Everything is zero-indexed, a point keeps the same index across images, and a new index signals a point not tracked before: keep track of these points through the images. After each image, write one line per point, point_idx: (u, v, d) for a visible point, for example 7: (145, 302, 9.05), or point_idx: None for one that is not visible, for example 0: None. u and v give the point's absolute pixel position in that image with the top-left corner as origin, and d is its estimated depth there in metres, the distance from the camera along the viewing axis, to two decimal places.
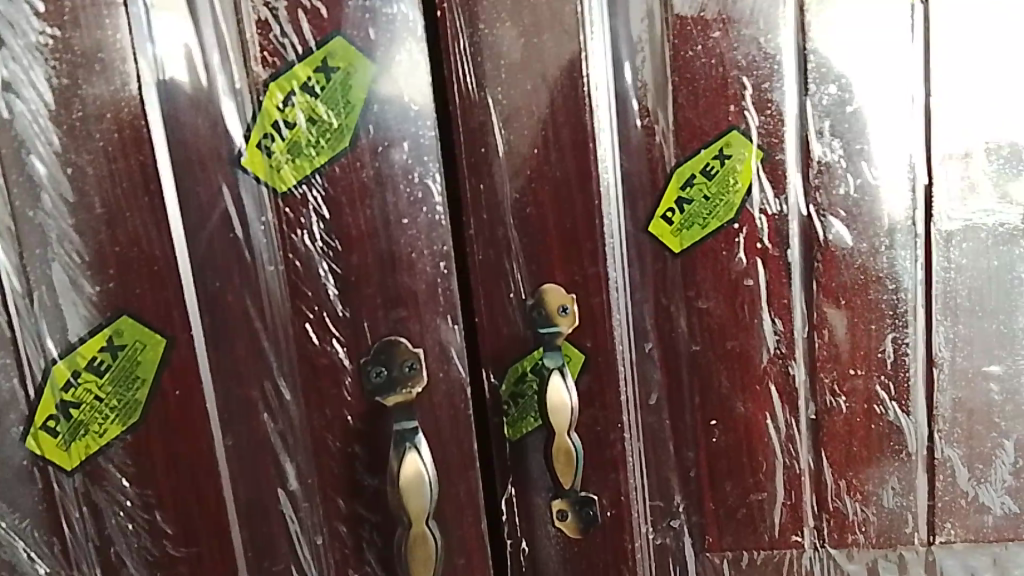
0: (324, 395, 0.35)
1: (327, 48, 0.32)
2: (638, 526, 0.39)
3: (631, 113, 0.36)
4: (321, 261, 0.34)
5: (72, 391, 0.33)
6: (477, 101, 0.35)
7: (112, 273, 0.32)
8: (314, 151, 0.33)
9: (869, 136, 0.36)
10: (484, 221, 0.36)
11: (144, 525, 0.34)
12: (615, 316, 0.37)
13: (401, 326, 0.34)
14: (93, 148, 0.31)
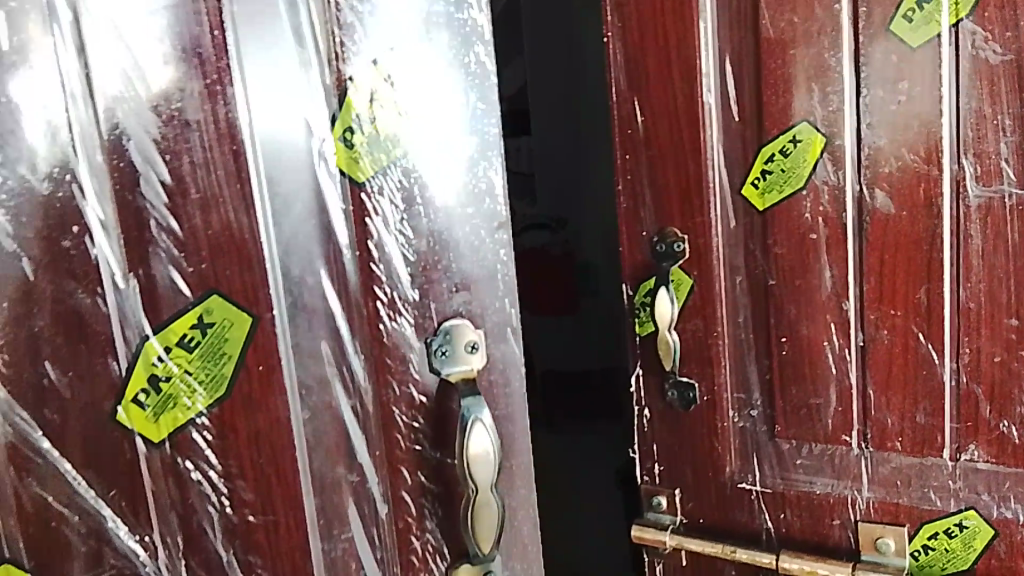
0: (392, 371, 0.46)
1: (406, 53, 0.44)
2: (729, 408, 0.71)
3: (730, 111, 0.68)
4: (394, 244, 0.45)
5: (162, 366, 0.41)
6: (631, 110, 0.70)
7: (205, 254, 0.41)
8: (390, 145, 0.45)
9: (908, 125, 0.62)
10: (628, 180, 0.72)
11: (226, 494, 0.44)
12: (718, 244, 0.69)
13: (462, 309, 0.47)
14: (192, 137, 0.40)
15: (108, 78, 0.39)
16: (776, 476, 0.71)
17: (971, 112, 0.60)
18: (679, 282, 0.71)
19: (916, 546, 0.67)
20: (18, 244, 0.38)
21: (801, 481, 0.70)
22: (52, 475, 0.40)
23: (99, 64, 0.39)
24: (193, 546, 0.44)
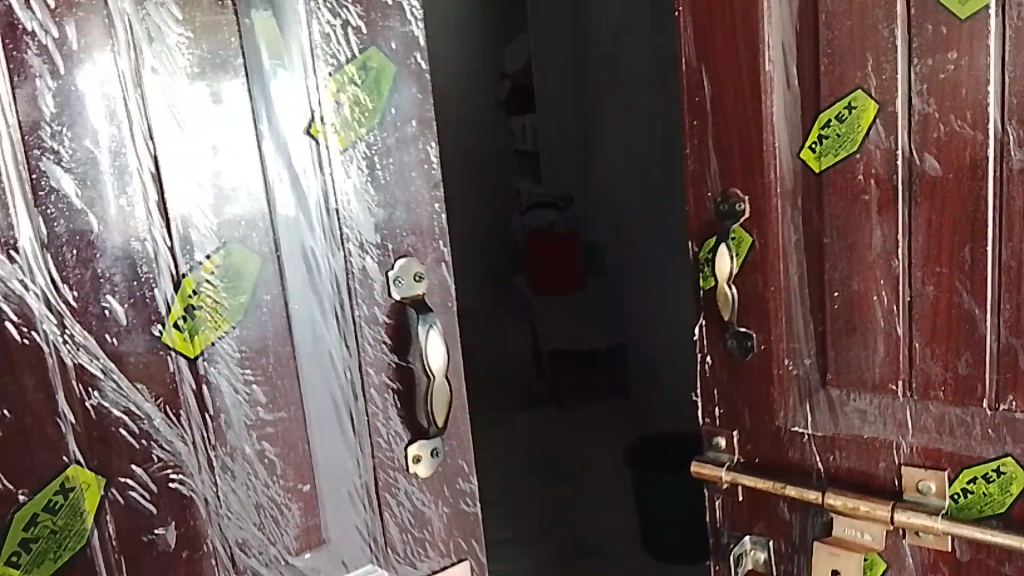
0: (368, 297, 0.75)
1: (368, 55, 0.73)
2: (785, 359, 0.76)
3: (794, 79, 0.72)
4: (362, 191, 0.74)
5: (196, 295, 0.66)
6: (698, 76, 0.75)
7: (227, 210, 0.66)
8: (361, 123, 0.73)
9: (956, 92, 0.65)
10: (694, 143, 0.77)
11: (246, 396, 0.69)
12: (779, 205, 0.73)
13: (409, 253, 0.77)
14: (217, 117, 0.65)
15: (150, 70, 0.62)
16: (828, 422, 0.75)
17: (1014, 79, 0.63)
18: (740, 240, 0.75)
19: (955, 490, 0.72)
20: (84, 202, 0.60)
21: (848, 426, 0.74)
22: (107, 388, 0.62)
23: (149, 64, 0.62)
24: (219, 441, 0.68)
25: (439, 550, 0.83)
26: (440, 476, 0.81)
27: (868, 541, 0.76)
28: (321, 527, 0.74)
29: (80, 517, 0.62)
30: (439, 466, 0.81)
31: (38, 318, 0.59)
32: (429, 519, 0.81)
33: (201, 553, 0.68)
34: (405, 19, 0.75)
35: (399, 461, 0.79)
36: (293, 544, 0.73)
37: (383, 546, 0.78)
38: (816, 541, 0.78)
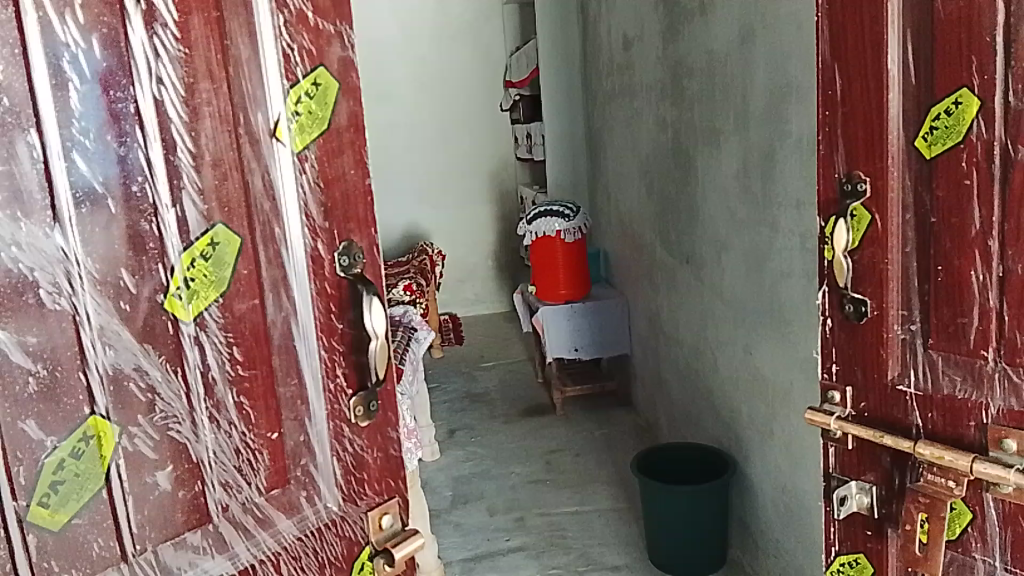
0: (320, 267, 0.84)
1: (316, 71, 0.81)
2: (894, 323, 0.86)
3: (910, 74, 0.81)
4: (316, 188, 0.83)
5: (190, 269, 0.75)
6: (830, 72, 0.87)
7: (213, 198, 0.76)
8: (312, 130, 0.82)
9: None
10: (825, 131, 0.88)
11: (227, 353, 0.79)
12: (894, 187, 0.83)
13: (351, 234, 0.87)
14: (203, 118, 0.74)
15: (157, 80, 0.72)
16: (927, 380, 0.85)
17: None
18: (859, 217, 0.86)
19: None
20: (105, 188, 0.70)
21: (945, 385, 0.84)
22: (122, 344, 0.72)
23: (151, 72, 0.71)
24: (210, 396, 0.78)
25: (375, 487, 0.94)
26: (376, 424, 0.92)
27: (953, 490, 0.85)
28: (286, 471, 0.85)
29: (99, 458, 0.72)
30: (375, 416, 0.92)
31: (65, 286, 0.68)
32: (368, 462, 0.92)
33: (196, 492, 0.79)
34: (346, 43, 0.84)
35: (346, 411, 0.89)
36: (263, 483, 0.83)
37: (334, 486, 0.89)
38: (911, 486, 0.89)
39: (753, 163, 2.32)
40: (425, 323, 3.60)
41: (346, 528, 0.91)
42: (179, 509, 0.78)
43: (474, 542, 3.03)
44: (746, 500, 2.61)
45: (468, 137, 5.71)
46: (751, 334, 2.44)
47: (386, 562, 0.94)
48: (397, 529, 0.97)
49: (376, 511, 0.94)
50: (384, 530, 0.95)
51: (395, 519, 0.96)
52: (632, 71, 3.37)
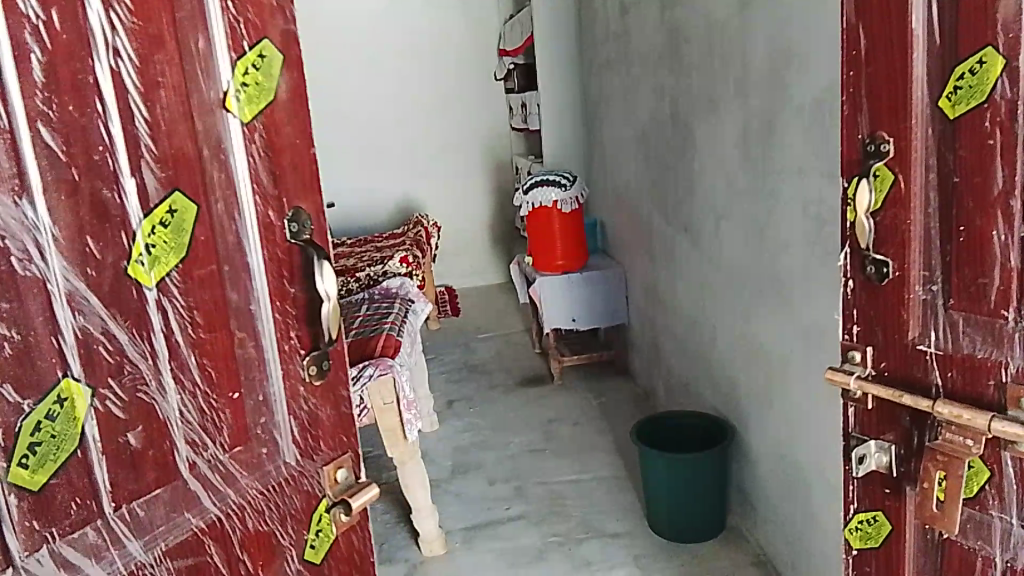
0: (273, 235, 0.86)
1: (262, 44, 0.82)
2: (915, 283, 0.87)
3: (935, 34, 0.80)
4: (264, 156, 0.84)
5: (150, 237, 0.76)
6: (858, 33, 0.87)
7: (169, 166, 0.77)
8: (260, 100, 0.83)
9: None
10: (850, 93, 0.89)
11: (186, 317, 0.80)
12: (918, 147, 0.83)
13: (300, 201, 0.89)
14: (157, 88, 0.75)
15: (112, 50, 0.71)
16: (947, 340, 0.86)
17: None
18: (883, 177, 0.87)
19: None
20: (69, 157, 0.70)
21: (964, 346, 0.84)
22: (90, 308, 0.72)
23: (106, 42, 0.71)
24: (174, 358, 0.79)
25: (330, 443, 0.98)
26: (328, 384, 0.96)
27: (970, 449, 0.86)
28: (248, 430, 0.87)
29: (72, 423, 0.72)
30: (327, 375, 0.95)
31: (35, 253, 0.68)
32: (322, 420, 0.96)
33: (164, 452, 0.80)
34: (287, 16, 0.84)
35: (303, 373, 0.92)
36: (227, 443, 0.86)
37: (292, 443, 0.93)
38: (930, 445, 0.90)
39: (752, 129, 2.31)
40: (422, 295, 3.61)
41: (304, 482, 0.95)
42: (149, 468, 0.79)
43: (473, 512, 3.04)
44: (744, 467, 2.63)
45: (460, 106, 5.68)
46: (750, 302, 2.45)
47: (342, 512, 1.00)
48: (351, 482, 1.02)
49: (331, 466, 0.98)
50: (339, 484, 1.00)
51: (348, 472, 1.01)
52: (629, 38, 3.35)
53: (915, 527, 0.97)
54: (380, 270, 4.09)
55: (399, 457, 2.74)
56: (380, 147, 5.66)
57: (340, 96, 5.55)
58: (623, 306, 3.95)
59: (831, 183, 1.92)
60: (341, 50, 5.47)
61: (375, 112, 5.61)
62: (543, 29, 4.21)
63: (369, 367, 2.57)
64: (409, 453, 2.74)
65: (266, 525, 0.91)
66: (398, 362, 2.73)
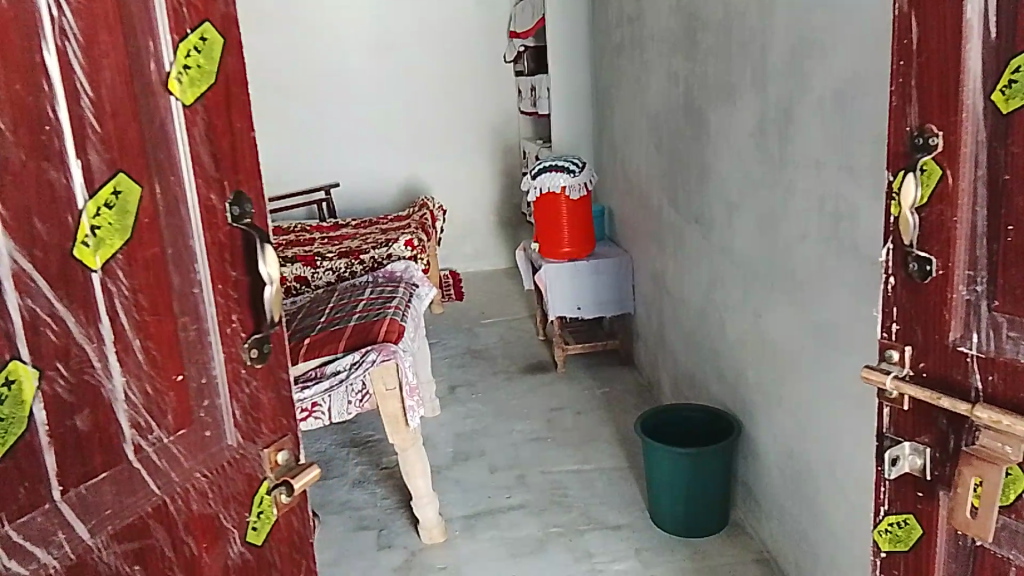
0: (214, 217, 0.85)
1: (204, 27, 0.81)
2: (959, 282, 0.83)
3: (992, 24, 0.76)
4: (207, 137, 0.83)
5: (96, 217, 0.74)
6: (909, 20, 0.83)
7: (114, 146, 0.74)
8: (202, 81, 0.81)
9: None
10: (898, 83, 0.85)
11: (130, 300, 0.78)
12: (969, 141, 0.79)
13: (241, 183, 0.88)
14: (102, 65, 0.72)
15: (57, 25, 0.69)
16: (991, 343, 0.82)
17: None
18: (930, 171, 0.83)
19: None
20: (14, 133, 0.67)
21: (1007, 350, 0.80)
22: (37, 289, 0.69)
23: (50, 17, 0.68)
24: (119, 341, 0.77)
25: (270, 426, 0.96)
26: (268, 366, 0.94)
27: (1008, 456, 0.82)
28: (191, 414, 0.85)
29: (19, 406, 0.69)
30: (267, 358, 0.94)
31: None
32: (263, 403, 0.94)
33: (112, 436, 0.77)
34: (230, 0, 0.84)
35: (243, 355, 0.90)
36: (171, 427, 0.83)
37: (234, 427, 0.91)
38: (966, 450, 0.86)
39: (769, 119, 2.26)
40: (426, 279, 3.56)
41: (246, 464, 0.93)
42: (97, 453, 0.76)
43: (473, 499, 3.01)
44: (750, 462, 2.60)
45: (467, 89, 5.63)
46: (761, 296, 2.41)
47: (284, 493, 0.98)
48: (292, 463, 1.00)
49: (272, 448, 0.96)
50: (280, 466, 0.98)
51: (289, 454, 1.00)
52: (643, 23, 3.29)
53: (947, 531, 0.93)
54: (385, 254, 4.05)
55: (400, 444, 2.72)
56: (385, 128, 5.62)
57: (347, 73, 5.49)
58: (630, 296, 3.91)
59: (851, 177, 1.87)
60: (350, 27, 5.40)
61: (381, 90, 5.56)
62: (556, 12, 4.19)
63: (372, 353, 2.60)
64: (411, 440, 2.74)
65: (209, 508, 0.89)
66: (401, 348, 2.70)
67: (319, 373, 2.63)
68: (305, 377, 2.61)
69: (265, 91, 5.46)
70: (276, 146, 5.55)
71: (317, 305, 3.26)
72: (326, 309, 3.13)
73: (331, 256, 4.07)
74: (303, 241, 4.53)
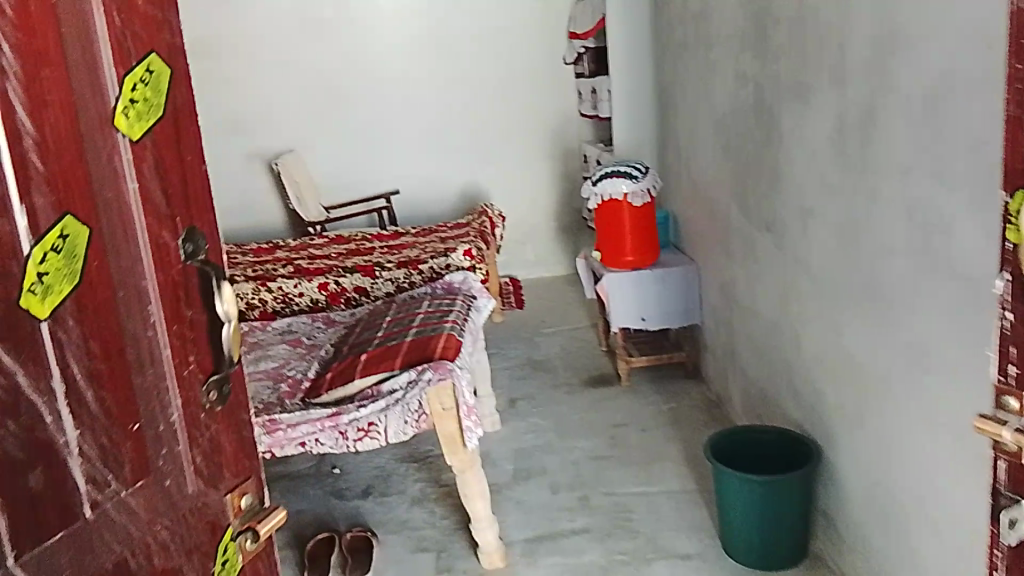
0: (170, 258, 0.82)
1: (150, 57, 0.78)
2: None
3: None
4: (158, 176, 0.80)
5: (45, 262, 0.70)
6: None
7: (60, 190, 0.71)
8: (151, 115, 0.79)
9: None
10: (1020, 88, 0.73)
11: (83, 349, 0.74)
12: None
13: (195, 222, 0.85)
14: (44, 104, 0.69)
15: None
16: None
17: None
18: None
19: None
20: None
21: None
22: None
23: None
24: (72, 394, 0.73)
25: (234, 471, 0.93)
26: (230, 409, 0.92)
27: None
28: (152, 465, 0.81)
29: None
30: (228, 400, 0.91)
31: None
32: (224, 447, 0.91)
33: (66, 494, 0.73)
34: (174, 28, 0.81)
35: (207, 399, 0.87)
36: (132, 480, 0.79)
37: (197, 476, 0.87)
38: None
39: (848, 121, 2.09)
40: (485, 290, 3.42)
41: (209, 513, 0.89)
42: (49, 513, 0.72)
43: (534, 522, 2.88)
44: (828, 488, 2.43)
45: (526, 90, 5.50)
46: (841, 312, 2.24)
47: (249, 538, 0.95)
48: (257, 510, 0.97)
49: (236, 495, 0.93)
50: (245, 512, 0.95)
51: (253, 499, 0.97)
52: (710, 20, 3.13)
53: None
54: (443, 263, 3.94)
55: (459, 467, 2.52)
56: (443, 133, 5.52)
57: (406, 78, 5.42)
58: (697, 307, 3.76)
59: (945, 188, 1.70)
60: (409, 31, 5.33)
61: (441, 95, 5.47)
62: (618, 13, 4.06)
63: (427, 371, 2.47)
64: (470, 462, 2.53)
65: (171, 562, 0.86)
66: (457, 365, 2.56)
67: (376, 392, 2.54)
68: (362, 395, 2.55)
69: (325, 97, 5.41)
70: (336, 151, 5.51)
71: (374, 319, 3.16)
72: (382, 323, 3.02)
73: (389, 266, 3.98)
74: (362, 250, 4.44)
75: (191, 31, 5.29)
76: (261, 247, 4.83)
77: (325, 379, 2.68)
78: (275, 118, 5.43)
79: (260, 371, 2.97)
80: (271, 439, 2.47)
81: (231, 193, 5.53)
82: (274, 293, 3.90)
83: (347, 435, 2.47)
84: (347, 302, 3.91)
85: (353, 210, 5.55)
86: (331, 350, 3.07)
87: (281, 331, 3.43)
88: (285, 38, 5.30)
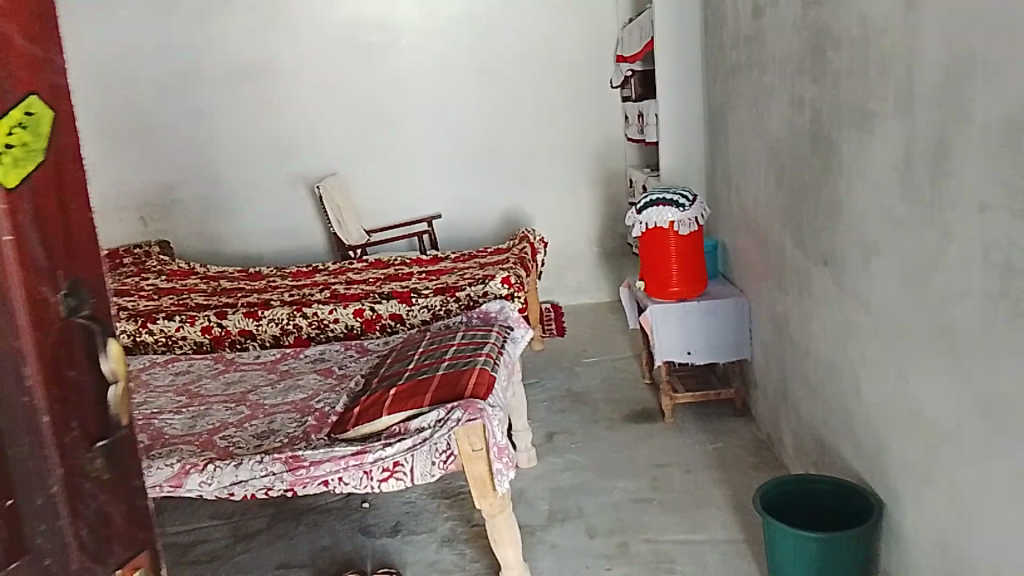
0: (42, 310, 0.67)
1: (29, 102, 0.65)
2: None
3: None
4: (28, 220, 0.66)
5: None
6: None
7: None
8: (28, 164, 0.66)
9: None
10: None
11: None
12: None
13: (78, 273, 0.71)
14: None
15: None
16: None
17: None
18: None
19: None
20: None
21: None
22: None
23: None
24: None
25: (124, 543, 0.76)
26: (121, 473, 0.75)
27: None
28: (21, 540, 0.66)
29: None
30: (119, 466, 0.75)
31: None
32: (113, 515, 0.74)
33: None
34: (60, 68, 0.69)
35: (92, 464, 0.72)
36: None
37: (76, 554, 0.70)
38: None
39: (917, 149, 1.92)
40: (523, 320, 3.27)
41: None
42: None
43: (569, 568, 2.72)
44: (891, 548, 2.25)
45: (572, 112, 5.37)
46: (909, 358, 2.06)
47: None
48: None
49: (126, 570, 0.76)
50: None
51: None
52: (763, 41, 2.97)
53: None
54: (481, 291, 3.80)
55: (488, 511, 2.37)
56: (487, 155, 5.41)
57: (450, 101, 5.32)
58: (747, 340, 3.58)
59: None
60: (454, 53, 5.24)
61: (484, 118, 5.36)
62: (667, 35, 3.91)
63: (457, 411, 2.32)
64: (500, 506, 2.37)
65: None
66: (489, 403, 2.41)
67: (403, 430, 2.40)
68: (389, 433, 2.43)
69: (368, 119, 5.32)
70: (379, 174, 5.41)
71: (406, 349, 3.02)
72: (414, 355, 2.88)
73: (426, 292, 3.85)
74: (399, 276, 4.33)
75: (232, 54, 5.20)
76: (299, 270, 4.74)
77: (352, 414, 2.55)
78: (317, 140, 5.35)
79: (288, 403, 2.84)
80: (293, 477, 2.35)
81: (271, 214, 5.45)
82: (309, 318, 3.78)
83: (372, 475, 2.35)
84: (382, 329, 3.79)
85: (393, 233, 5.44)
86: (362, 380, 2.94)
87: (313, 359, 3.31)
88: (330, 60, 5.22)
